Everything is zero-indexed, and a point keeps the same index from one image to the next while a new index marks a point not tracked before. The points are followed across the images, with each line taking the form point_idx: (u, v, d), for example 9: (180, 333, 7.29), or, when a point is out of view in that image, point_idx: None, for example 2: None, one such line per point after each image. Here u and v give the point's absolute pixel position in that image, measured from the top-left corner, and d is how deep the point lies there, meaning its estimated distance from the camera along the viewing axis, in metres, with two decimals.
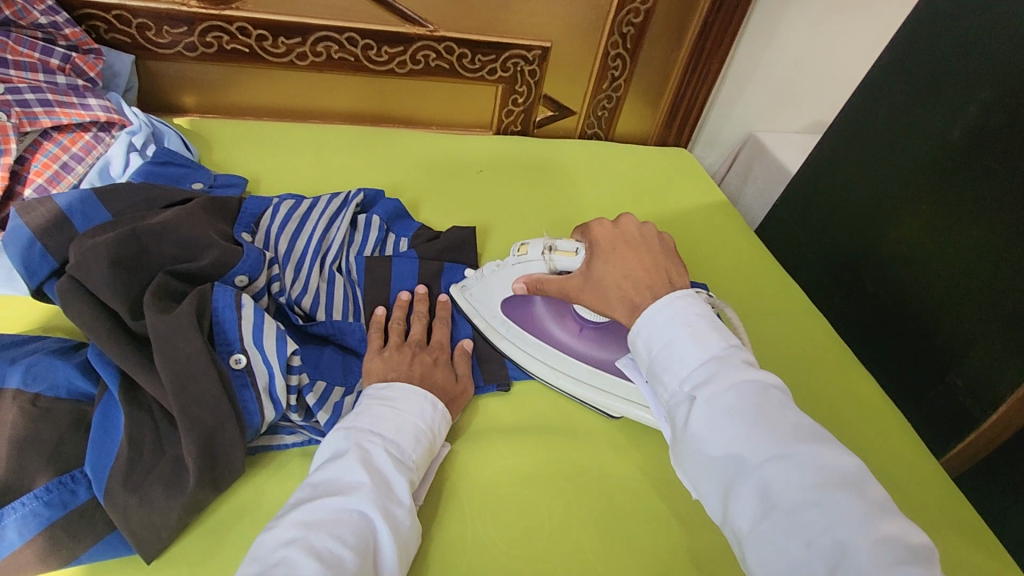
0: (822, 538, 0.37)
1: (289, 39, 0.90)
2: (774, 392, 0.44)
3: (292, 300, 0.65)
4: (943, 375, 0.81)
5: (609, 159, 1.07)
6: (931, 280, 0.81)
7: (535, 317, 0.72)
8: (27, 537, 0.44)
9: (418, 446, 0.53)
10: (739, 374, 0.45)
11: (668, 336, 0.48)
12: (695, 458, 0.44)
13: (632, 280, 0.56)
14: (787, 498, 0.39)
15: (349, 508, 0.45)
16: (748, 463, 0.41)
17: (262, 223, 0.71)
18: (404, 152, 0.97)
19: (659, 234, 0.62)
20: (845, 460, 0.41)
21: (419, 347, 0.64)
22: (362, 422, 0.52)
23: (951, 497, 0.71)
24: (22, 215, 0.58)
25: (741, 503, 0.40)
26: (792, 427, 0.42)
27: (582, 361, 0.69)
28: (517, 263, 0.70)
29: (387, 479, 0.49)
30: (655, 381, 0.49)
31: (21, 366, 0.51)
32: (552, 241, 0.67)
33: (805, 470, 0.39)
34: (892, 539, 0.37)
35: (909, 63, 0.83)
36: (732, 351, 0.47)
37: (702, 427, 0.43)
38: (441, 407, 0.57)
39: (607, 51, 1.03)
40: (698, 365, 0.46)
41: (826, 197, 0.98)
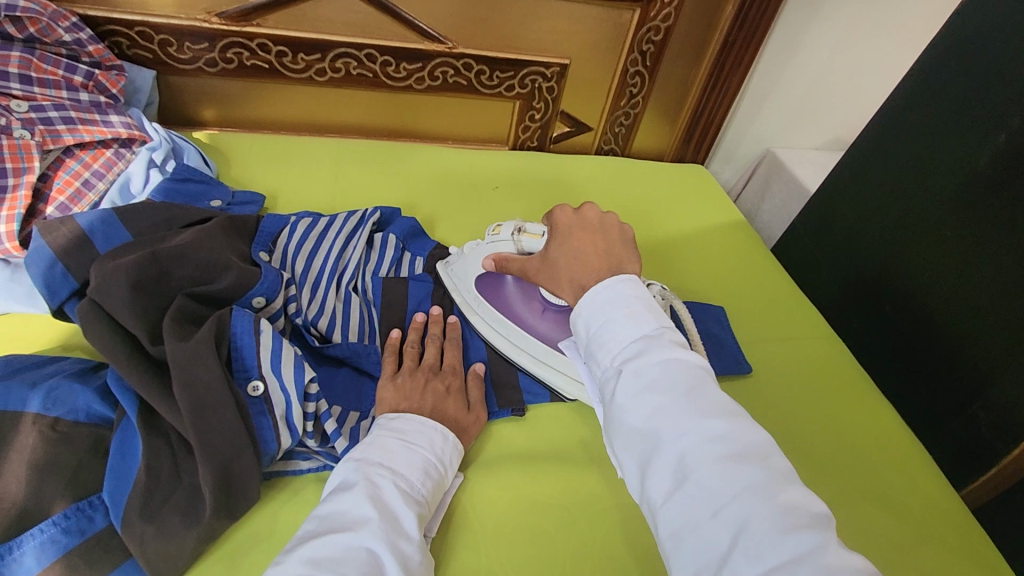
0: (730, 509, 0.36)
1: (309, 55, 0.90)
2: (700, 371, 0.44)
3: (309, 321, 0.66)
4: (967, 406, 0.79)
5: (626, 176, 1.06)
6: (956, 309, 0.80)
7: (504, 293, 0.74)
8: (44, 564, 0.44)
9: (427, 481, 0.53)
10: (667, 353, 0.44)
11: (605, 315, 0.47)
12: (619, 433, 0.43)
13: (580, 261, 0.56)
14: (701, 471, 0.38)
15: (357, 544, 0.45)
16: (666, 438, 0.40)
17: (280, 242, 0.71)
18: (420, 168, 0.96)
19: (620, 224, 0.60)
20: (759, 438, 0.40)
21: (431, 373, 0.64)
22: (371, 455, 0.52)
23: (974, 534, 0.69)
24: (44, 236, 0.59)
25: (657, 477, 0.40)
26: (713, 404, 0.41)
27: (541, 340, 0.71)
28: (488, 243, 0.75)
29: (396, 513, 0.48)
30: (589, 360, 0.48)
31: (41, 390, 0.51)
32: (522, 225, 0.72)
33: (720, 444, 0.39)
34: (794, 510, 0.36)
35: (935, 86, 0.82)
36: (664, 331, 0.46)
37: (625, 403, 0.42)
38: (454, 439, 0.58)
39: (626, 68, 1.03)
40: (629, 343, 0.45)
41: (847, 218, 0.97)
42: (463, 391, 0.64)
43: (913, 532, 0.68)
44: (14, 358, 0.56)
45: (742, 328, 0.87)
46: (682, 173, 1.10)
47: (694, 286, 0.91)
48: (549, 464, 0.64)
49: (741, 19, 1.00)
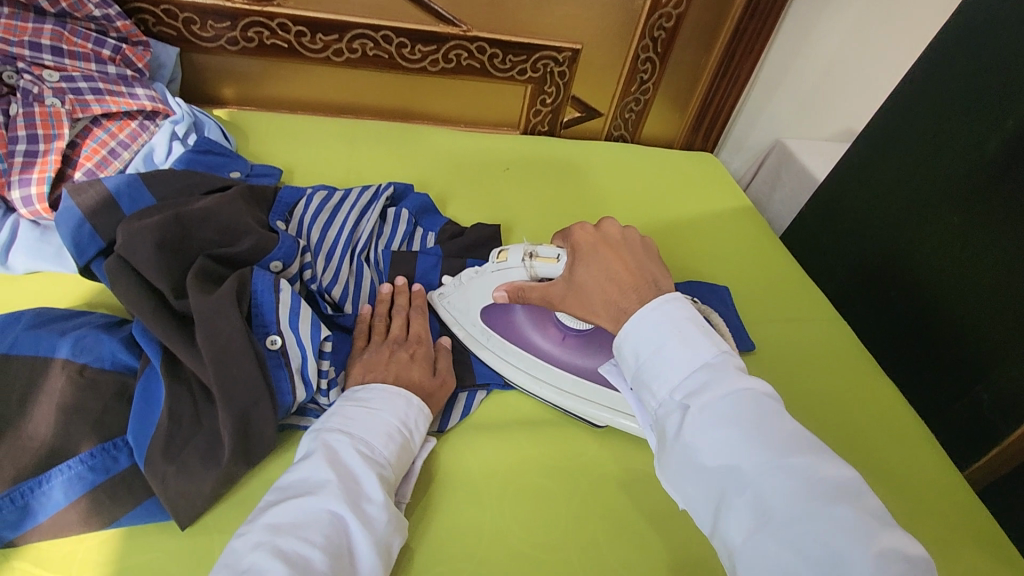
0: (819, 551, 0.36)
1: (327, 36, 0.92)
2: (767, 401, 0.44)
3: (323, 287, 0.68)
4: (970, 388, 0.80)
5: (635, 162, 1.07)
6: (961, 292, 0.80)
7: (517, 325, 0.70)
8: (72, 498, 0.47)
9: (390, 443, 0.52)
10: (732, 383, 0.45)
11: (660, 343, 0.48)
12: (686, 468, 0.43)
13: (613, 282, 0.56)
14: (782, 511, 0.38)
15: (317, 509, 0.45)
16: (744, 474, 0.41)
17: (296, 213, 0.74)
18: (433, 148, 0.99)
19: (641, 238, 0.61)
20: (838, 470, 0.40)
21: (396, 344, 0.63)
22: (332, 424, 0.52)
23: (972, 511, 0.70)
24: (73, 196, 0.61)
25: (733, 515, 0.40)
26: (787, 437, 0.41)
27: (566, 369, 0.68)
28: (493, 272, 0.68)
29: (357, 476, 0.48)
30: (645, 390, 0.48)
31: (69, 338, 0.53)
32: (532, 248, 0.65)
33: (799, 481, 0.39)
34: (889, 549, 0.36)
35: (944, 71, 0.83)
36: (724, 359, 0.47)
37: (694, 438, 0.43)
38: (418, 402, 0.56)
39: (637, 55, 1.04)
40: (689, 373, 0.46)
41: (854, 205, 0.97)
42: (428, 358, 0.63)
43: (912, 507, 0.69)
44: (43, 310, 0.58)
45: (747, 308, 0.88)
46: (691, 160, 1.11)
47: (700, 268, 0.92)
48: (552, 429, 0.66)
49: (753, 7, 1.01)
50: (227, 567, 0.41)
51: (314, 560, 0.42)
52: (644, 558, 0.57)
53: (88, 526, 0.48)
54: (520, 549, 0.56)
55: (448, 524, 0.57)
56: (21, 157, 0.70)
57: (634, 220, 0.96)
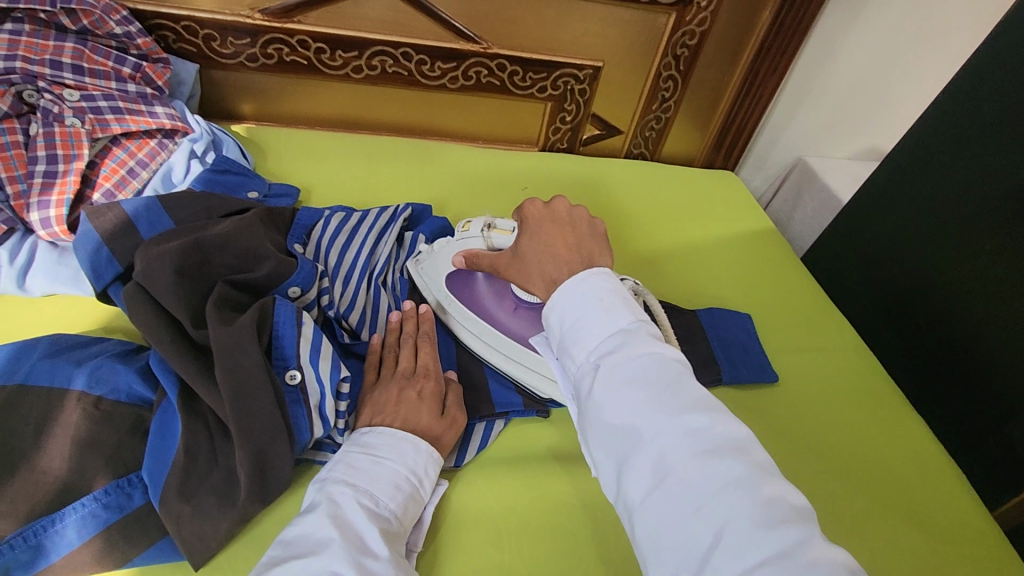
0: (710, 506, 0.35)
1: (347, 53, 0.92)
2: (677, 365, 0.43)
3: (341, 314, 0.67)
4: (1003, 425, 0.77)
5: (655, 181, 1.06)
6: (995, 324, 0.78)
7: (476, 293, 0.71)
8: (85, 538, 0.46)
9: (396, 496, 0.51)
10: (643, 346, 0.43)
11: (579, 309, 0.46)
12: (594, 429, 0.42)
13: (550, 256, 0.55)
14: (681, 468, 0.37)
15: (321, 571, 0.43)
16: (645, 434, 0.39)
17: (313, 235, 0.73)
18: (451, 166, 0.97)
19: (590, 218, 0.59)
20: (738, 431, 0.39)
21: (405, 380, 0.60)
22: (337, 475, 0.50)
23: (1006, 555, 0.67)
24: (92, 220, 0.61)
25: (634, 474, 0.38)
26: (691, 398, 0.40)
27: (515, 339, 0.68)
28: (457, 240, 0.72)
29: (363, 535, 0.46)
30: (565, 356, 0.47)
31: (86, 369, 0.52)
32: (492, 220, 0.69)
33: (697, 439, 0.38)
34: (782, 504, 0.35)
35: (979, 97, 0.80)
36: (641, 325, 0.45)
37: (601, 398, 0.42)
38: (427, 447, 0.55)
39: (659, 72, 1.03)
40: (604, 338, 0.45)
41: (882, 229, 0.95)
42: (437, 395, 0.60)
43: (943, 551, 0.66)
44: (60, 337, 0.57)
45: (771, 336, 0.86)
46: (713, 180, 1.09)
47: (723, 293, 0.90)
48: (572, 463, 0.64)
49: (778, 25, 0.99)
50: None
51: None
52: None
53: (101, 567, 0.46)
54: None
55: (467, 565, 0.55)
56: (41, 177, 0.69)
57: (655, 242, 0.94)
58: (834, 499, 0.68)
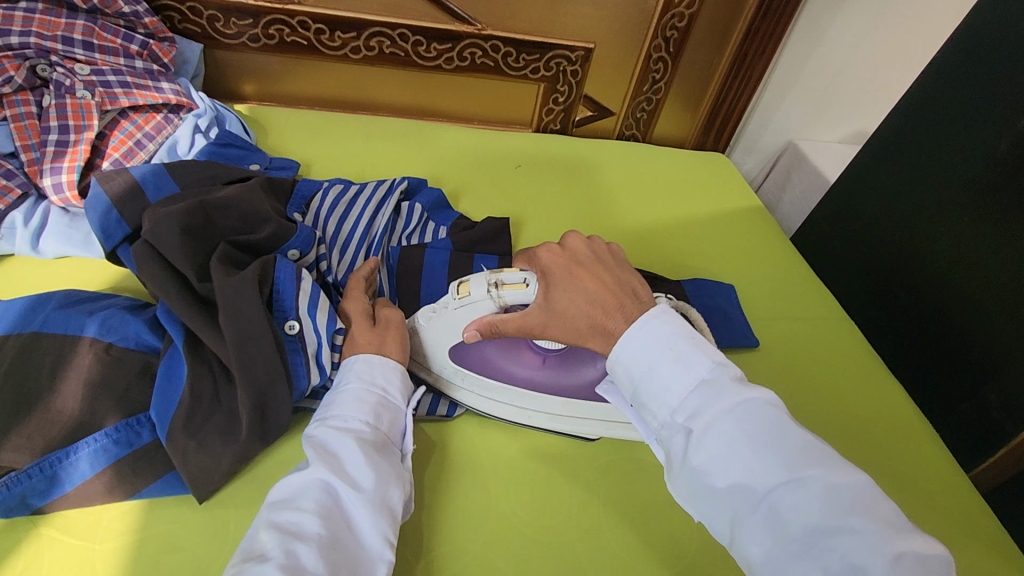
0: (835, 561, 0.38)
1: (345, 34, 0.95)
2: (769, 410, 0.46)
3: (339, 280, 0.71)
4: (978, 388, 0.79)
5: (647, 160, 1.09)
6: (971, 292, 0.80)
7: (489, 360, 0.66)
8: (97, 469, 0.49)
9: (363, 407, 0.54)
10: (730, 397, 0.46)
11: (654, 364, 0.50)
12: (699, 489, 0.45)
13: (597, 305, 0.55)
14: (799, 525, 0.40)
15: (305, 483, 0.48)
16: (755, 491, 0.43)
17: (313, 205, 0.76)
18: (446, 144, 1.00)
19: (607, 247, 0.62)
20: (842, 473, 0.42)
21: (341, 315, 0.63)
22: (315, 414, 0.55)
23: (974, 506, 0.70)
24: (101, 184, 0.64)
25: (751, 533, 0.42)
26: (794, 449, 0.43)
27: (553, 392, 0.66)
28: (456, 307, 0.62)
29: (337, 448, 0.51)
30: (648, 412, 0.50)
31: (97, 318, 0.56)
32: (494, 277, 0.60)
33: (812, 495, 0.41)
34: (907, 555, 0.38)
35: (957, 74, 0.83)
36: (719, 373, 0.48)
37: (702, 461, 0.45)
38: (380, 360, 0.58)
39: (649, 54, 1.05)
40: (688, 393, 0.48)
41: (866, 206, 0.97)
42: (361, 312, 0.61)
43: (916, 504, 0.69)
44: (73, 292, 0.61)
45: (755, 307, 0.89)
46: (703, 160, 1.12)
47: (709, 266, 0.92)
48: None
49: (766, 8, 1.02)
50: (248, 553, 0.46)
51: (306, 526, 0.45)
52: (645, 545, 0.58)
53: (112, 497, 0.50)
54: (523, 532, 0.57)
55: (456, 507, 0.58)
56: (53, 146, 0.73)
57: (644, 218, 0.97)
58: None
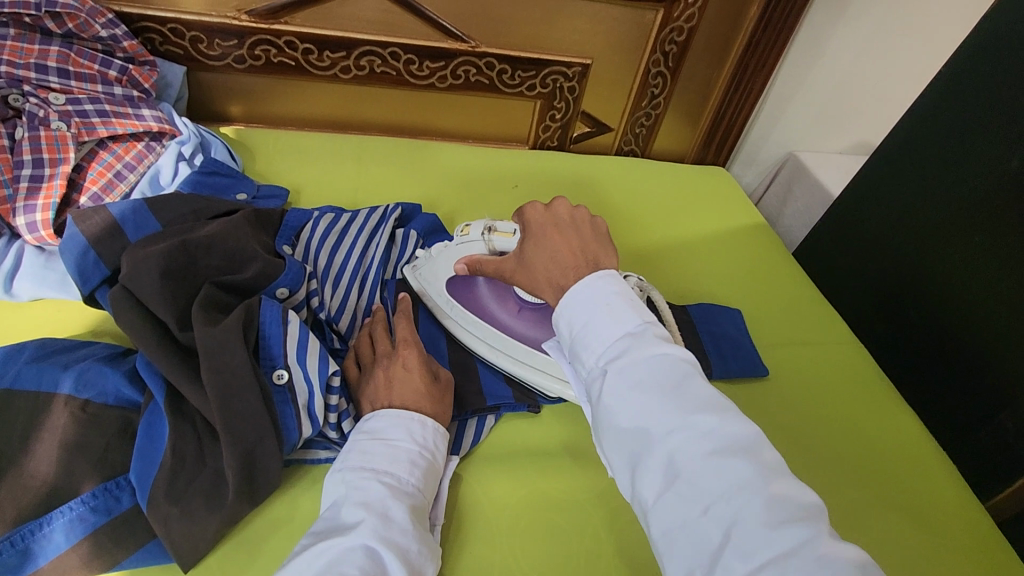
0: (719, 504, 0.36)
1: (335, 53, 0.91)
2: (688, 366, 0.43)
3: (331, 317, 0.67)
4: (993, 414, 0.77)
5: (647, 177, 1.06)
6: (984, 315, 0.78)
7: (478, 296, 0.72)
8: (73, 541, 0.46)
9: (415, 471, 0.52)
10: (650, 348, 0.43)
11: (587, 314, 0.47)
12: (607, 432, 0.42)
13: (556, 262, 0.54)
14: (690, 467, 0.38)
15: (350, 546, 0.44)
16: (654, 437, 0.39)
17: (302, 236, 0.73)
18: (441, 165, 0.97)
19: (591, 218, 0.59)
20: (744, 429, 0.39)
21: (386, 358, 0.60)
22: (351, 462, 0.50)
23: (995, 541, 0.68)
24: (78, 223, 0.60)
25: (646, 474, 0.39)
26: (701, 401, 0.40)
27: (522, 340, 0.69)
28: (458, 244, 0.71)
29: (385, 511, 0.47)
30: (576, 360, 0.47)
31: (73, 372, 0.52)
32: (492, 223, 0.68)
33: (708, 439, 0.38)
34: (785, 500, 0.36)
35: (967, 90, 0.80)
36: (647, 328, 0.45)
37: (611, 402, 0.42)
38: (435, 425, 0.55)
39: (648, 69, 1.02)
40: (613, 342, 0.45)
41: (872, 224, 0.95)
42: (423, 361, 0.60)
43: (936, 540, 0.67)
44: (48, 341, 0.57)
45: (762, 331, 0.86)
46: (703, 175, 1.09)
47: (713, 288, 0.90)
48: (563, 460, 0.64)
49: (766, 20, 0.99)
50: None
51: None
52: None
53: (89, 570, 0.46)
54: None
55: (458, 562, 0.55)
56: (27, 182, 0.69)
57: (646, 238, 0.95)
58: (829, 491, 0.69)
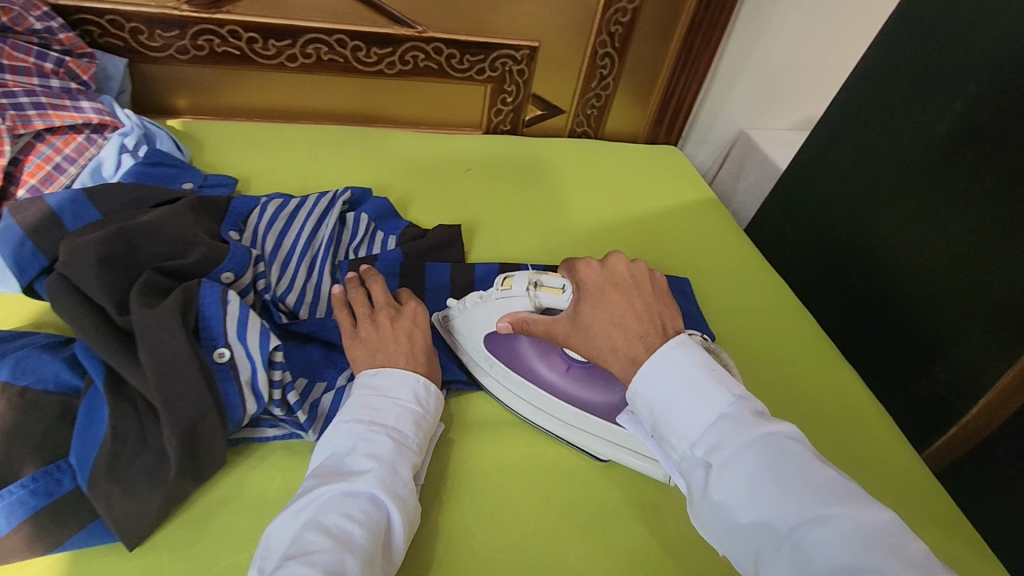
0: None
1: (280, 41, 0.91)
2: (792, 446, 0.46)
3: (277, 297, 0.68)
4: (928, 368, 0.80)
5: (599, 158, 1.08)
6: (916, 275, 0.81)
7: (521, 354, 0.69)
8: (14, 524, 0.45)
9: (419, 431, 0.57)
10: (752, 432, 0.46)
11: (673, 397, 0.50)
12: (719, 523, 0.45)
13: (622, 327, 0.56)
14: (826, 563, 0.40)
15: (357, 491, 0.49)
16: (778, 529, 0.43)
17: (250, 221, 0.73)
18: (393, 152, 0.98)
19: (648, 273, 0.61)
20: (874, 514, 0.42)
21: (391, 314, 0.64)
22: (361, 415, 0.55)
23: (929, 487, 0.71)
24: (14, 215, 0.60)
25: (777, 567, 0.42)
26: (816, 486, 0.44)
27: (571, 402, 0.66)
28: (498, 299, 0.66)
29: (393, 464, 0.52)
30: (664, 441, 0.50)
31: (9, 359, 0.52)
32: (536, 277, 0.64)
33: (840, 534, 0.41)
34: None
35: (895, 59, 0.84)
36: (739, 406, 0.48)
37: (723, 495, 0.45)
38: (435, 389, 0.60)
39: (595, 50, 1.04)
40: (709, 427, 0.48)
41: (814, 194, 0.98)
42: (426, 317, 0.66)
43: (874, 488, 0.70)
44: None
45: (710, 300, 0.88)
46: (655, 155, 1.12)
47: (663, 262, 0.92)
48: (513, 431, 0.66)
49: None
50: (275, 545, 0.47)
51: (355, 534, 0.47)
52: (607, 558, 0.58)
53: (31, 552, 0.46)
54: (484, 553, 0.57)
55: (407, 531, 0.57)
56: None
57: (598, 216, 0.96)
58: None
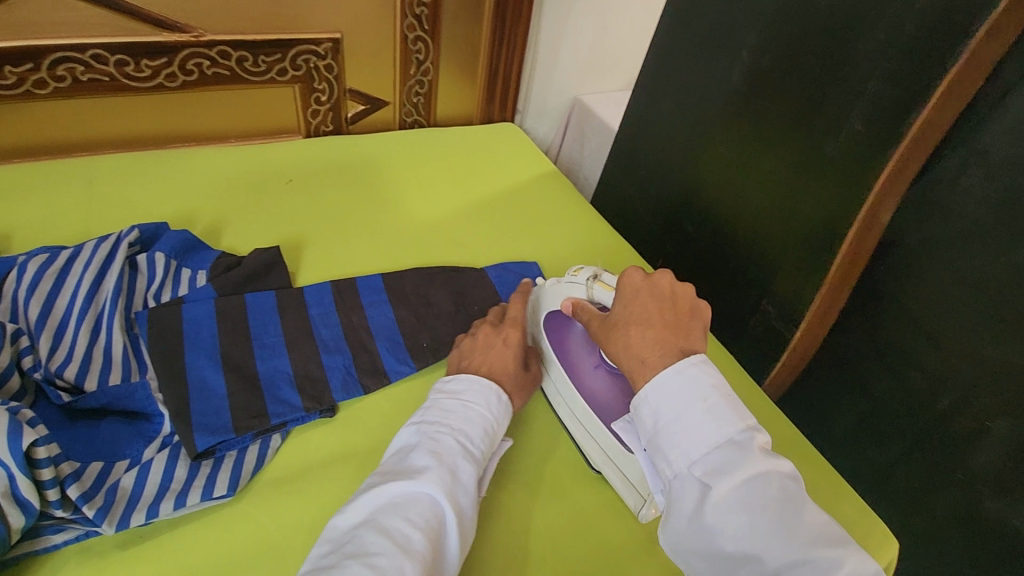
0: None
1: (17, 66, 0.76)
2: (789, 484, 0.46)
3: (51, 372, 0.57)
4: (758, 303, 0.86)
5: (429, 147, 1.03)
6: (737, 217, 0.86)
7: (570, 337, 0.68)
8: None
9: (485, 438, 0.56)
10: (757, 465, 0.46)
11: (684, 409, 0.49)
12: (704, 544, 0.46)
13: (645, 338, 0.54)
14: None
15: (418, 491, 0.47)
16: (761, 561, 0.43)
17: (6, 290, 0.62)
18: (196, 174, 0.87)
19: (693, 297, 0.57)
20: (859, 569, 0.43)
21: (493, 332, 0.68)
22: (430, 417, 0.55)
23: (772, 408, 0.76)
24: None
25: None
26: (808, 531, 0.44)
27: (583, 394, 0.65)
28: (565, 282, 0.67)
29: (455, 471, 0.50)
30: (659, 454, 0.49)
31: None
32: (599, 271, 0.64)
33: None
34: None
35: (685, 14, 0.86)
36: (748, 437, 0.48)
37: (715, 519, 0.45)
38: (504, 400, 0.60)
39: (404, 35, 0.99)
40: (713, 450, 0.47)
41: (643, 153, 1.01)
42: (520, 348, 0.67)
43: None
44: None
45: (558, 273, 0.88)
46: (490, 134, 1.09)
47: (509, 243, 0.90)
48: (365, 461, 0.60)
49: None
50: (332, 541, 0.45)
51: (415, 539, 0.44)
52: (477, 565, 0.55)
53: None
54: None
55: None
56: None
57: (439, 209, 0.92)
58: None
